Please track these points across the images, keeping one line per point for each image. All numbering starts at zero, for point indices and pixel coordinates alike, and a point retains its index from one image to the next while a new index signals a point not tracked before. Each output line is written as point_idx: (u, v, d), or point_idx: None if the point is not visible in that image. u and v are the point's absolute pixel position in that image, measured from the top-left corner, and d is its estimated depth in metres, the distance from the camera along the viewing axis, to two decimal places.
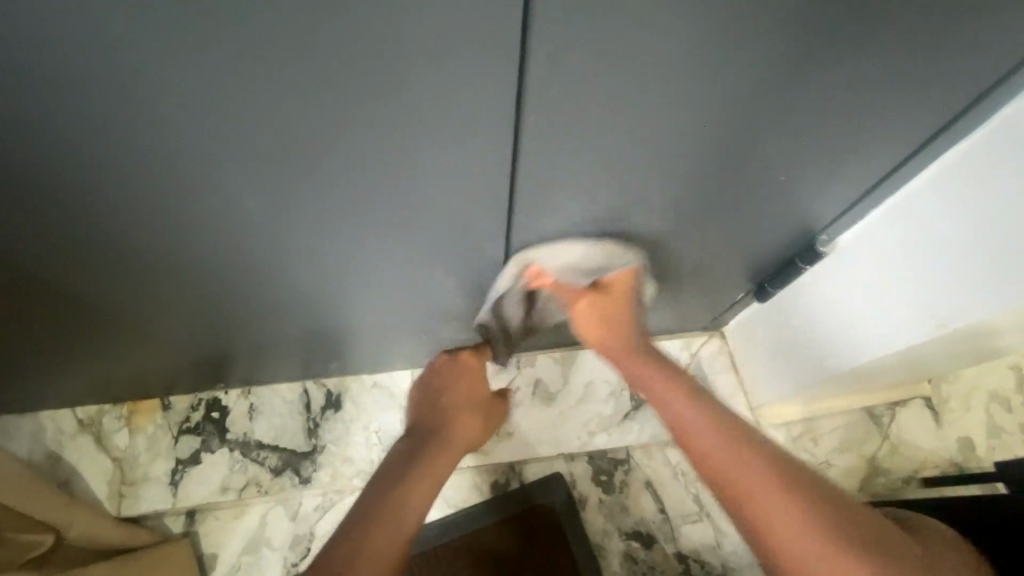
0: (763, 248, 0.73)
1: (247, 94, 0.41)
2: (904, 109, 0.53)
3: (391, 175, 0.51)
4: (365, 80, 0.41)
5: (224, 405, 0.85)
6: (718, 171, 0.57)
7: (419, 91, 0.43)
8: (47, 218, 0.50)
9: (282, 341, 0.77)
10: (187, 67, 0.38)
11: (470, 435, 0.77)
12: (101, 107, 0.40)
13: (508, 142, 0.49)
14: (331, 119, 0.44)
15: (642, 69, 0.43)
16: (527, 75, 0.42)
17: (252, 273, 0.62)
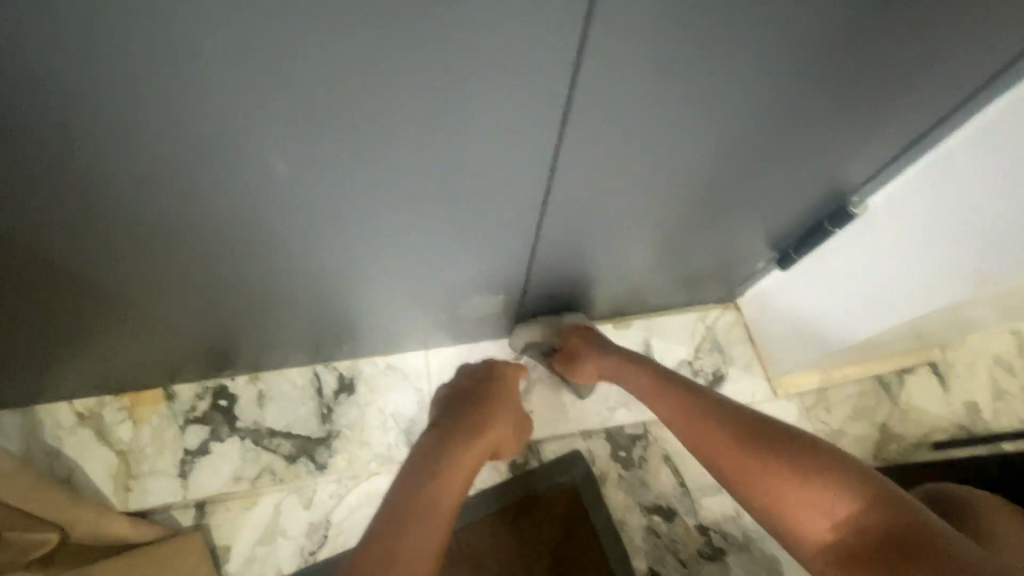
0: (789, 215, 0.72)
1: (281, 50, 0.37)
2: (961, 51, 0.50)
3: (427, 136, 0.47)
4: (412, 33, 0.38)
5: (232, 393, 0.81)
6: (764, 129, 0.55)
7: (471, 31, 0.39)
8: (44, 196, 0.45)
9: (294, 323, 0.74)
10: (220, 16, 0.35)
11: (502, 435, 0.76)
12: (117, 66, 0.36)
13: (557, 95, 0.46)
14: (370, 66, 0.40)
15: (702, 16, 0.41)
16: (590, 15, 0.39)
17: (267, 251, 0.59)
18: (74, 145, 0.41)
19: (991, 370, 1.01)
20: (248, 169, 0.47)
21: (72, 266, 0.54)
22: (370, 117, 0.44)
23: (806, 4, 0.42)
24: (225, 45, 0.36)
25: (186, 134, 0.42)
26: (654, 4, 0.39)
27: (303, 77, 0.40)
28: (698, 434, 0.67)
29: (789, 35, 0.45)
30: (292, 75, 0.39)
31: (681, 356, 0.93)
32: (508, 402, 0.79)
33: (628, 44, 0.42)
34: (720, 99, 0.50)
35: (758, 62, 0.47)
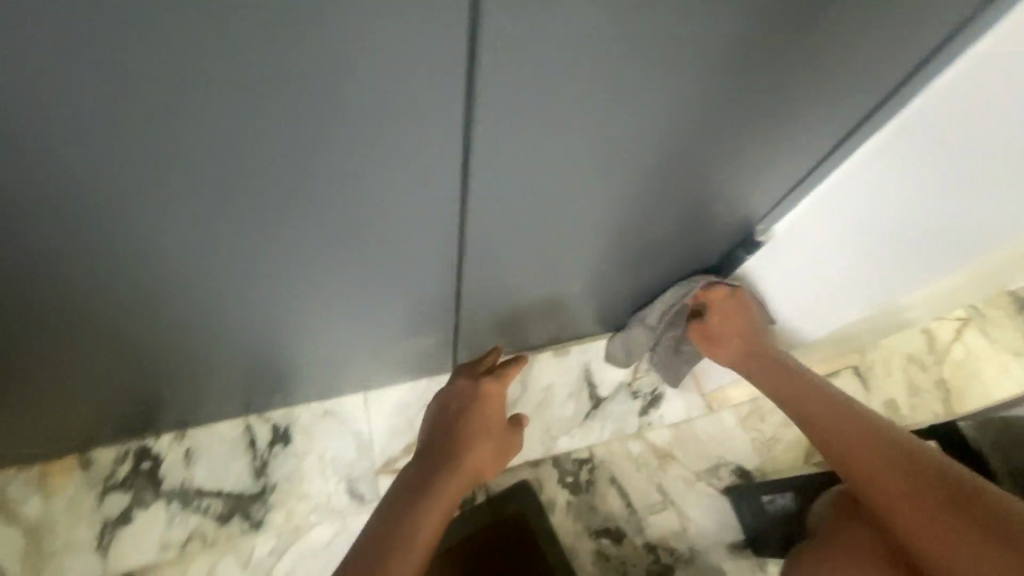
0: (705, 244, 0.75)
1: (152, 131, 0.36)
2: (839, 95, 0.54)
3: (329, 196, 0.46)
4: (294, 109, 0.37)
5: (155, 454, 0.77)
6: (667, 169, 0.57)
7: (355, 100, 0.38)
8: None
9: (217, 378, 0.70)
10: (79, 104, 0.33)
11: (482, 461, 0.75)
12: None
13: (456, 155, 0.45)
14: (252, 134, 0.38)
15: (586, 86, 0.42)
16: (473, 85, 0.39)
17: (177, 312, 0.56)
18: None
19: (906, 368, 1.09)
20: (135, 237, 0.44)
21: None
22: (261, 180, 0.43)
23: (688, 64, 0.44)
24: (82, 123, 0.34)
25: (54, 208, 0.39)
26: (539, 70, 0.40)
27: (178, 148, 0.38)
28: (832, 430, 0.69)
29: (676, 90, 0.46)
30: (165, 146, 0.37)
31: (619, 378, 0.95)
32: (493, 427, 0.77)
33: (519, 107, 0.42)
34: (620, 149, 0.51)
35: (651, 115, 0.48)
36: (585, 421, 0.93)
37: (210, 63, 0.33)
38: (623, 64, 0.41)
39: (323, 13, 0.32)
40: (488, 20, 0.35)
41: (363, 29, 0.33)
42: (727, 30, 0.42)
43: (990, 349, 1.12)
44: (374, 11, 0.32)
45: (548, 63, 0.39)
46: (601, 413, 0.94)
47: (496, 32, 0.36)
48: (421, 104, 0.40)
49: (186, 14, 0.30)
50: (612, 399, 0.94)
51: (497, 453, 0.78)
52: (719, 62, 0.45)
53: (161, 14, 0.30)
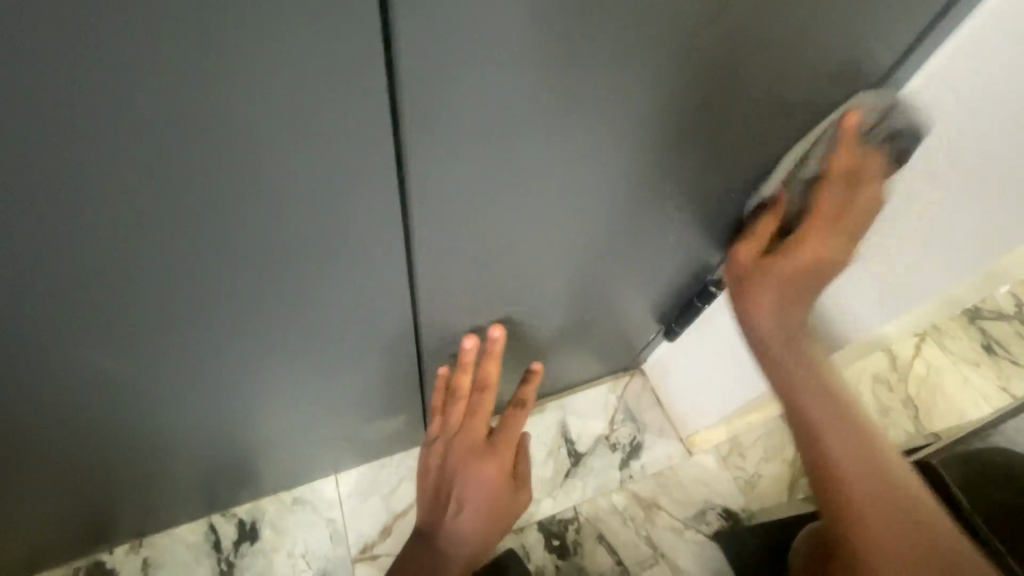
0: (663, 298, 0.76)
1: (81, 260, 0.35)
2: (768, 164, 0.55)
3: (277, 288, 0.46)
4: (227, 227, 0.37)
5: (111, 567, 0.72)
6: (615, 241, 0.58)
7: (285, 211, 0.38)
8: None
9: (172, 482, 0.67)
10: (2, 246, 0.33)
11: (482, 532, 0.73)
12: None
13: (400, 247, 0.46)
14: (183, 243, 0.37)
15: (520, 179, 0.43)
16: (407, 190, 0.40)
17: (119, 422, 0.53)
18: None
19: (873, 390, 1.12)
20: (65, 347, 0.42)
21: None
22: (201, 282, 0.42)
23: (617, 151, 0.45)
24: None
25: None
26: (469, 167, 0.40)
27: (101, 263, 0.36)
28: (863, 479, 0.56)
29: (609, 174, 0.47)
30: (95, 272, 0.37)
31: (597, 431, 0.94)
32: (490, 499, 0.74)
33: (456, 200, 0.42)
34: (564, 225, 0.52)
35: (590, 195, 0.49)
36: (567, 479, 0.91)
37: (129, 195, 0.32)
38: (552, 153, 0.42)
39: (243, 144, 0.32)
40: (411, 135, 0.35)
41: (284, 147, 0.33)
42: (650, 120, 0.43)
43: (948, 362, 1.16)
44: (294, 138, 0.33)
45: (478, 159, 0.40)
46: (581, 470, 0.92)
47: (423, 144, 0.36)
48: (356, 204, 0.39)
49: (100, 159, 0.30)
50: (591, 454, 0.93)
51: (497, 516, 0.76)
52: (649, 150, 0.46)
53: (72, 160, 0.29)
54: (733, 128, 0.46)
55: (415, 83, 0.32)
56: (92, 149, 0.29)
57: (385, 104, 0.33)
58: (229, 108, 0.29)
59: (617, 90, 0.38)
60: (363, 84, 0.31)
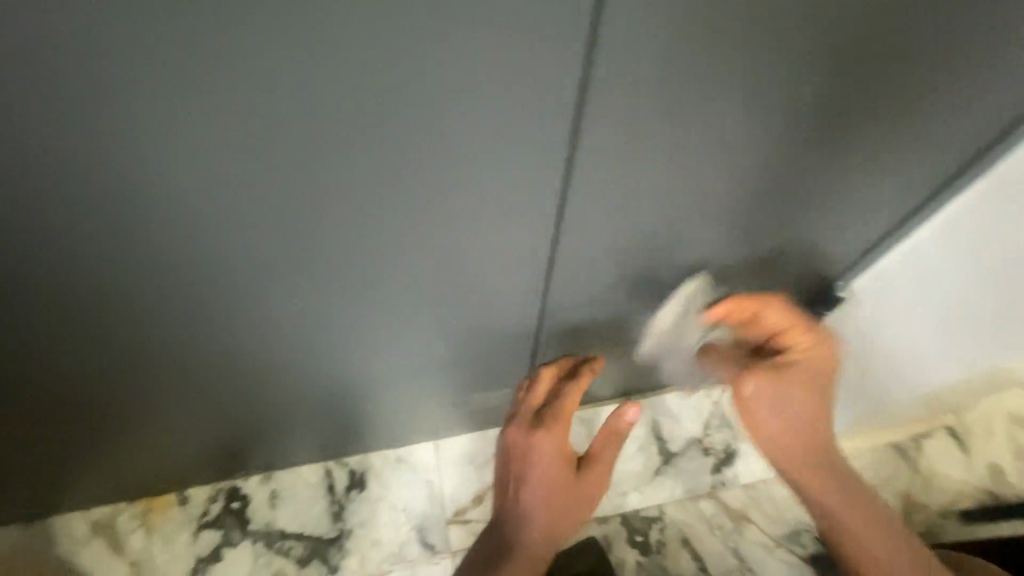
0: (780, 298, 0.74)
1: (303, 194, 0.42)
2: (917, 150, 0.54)
3: (421, 256, 0.51)
4: (417, 174, 0.43)
5: (245, 494, 0.81)
6: (743, 226, 0.58)
7: (466, 163, 0.43)
8: (89, 324, 0.49)
9: (305, 424, 0.75)
10: (255, 173, 0.40)
11: (555, 512, 0.72)
12: (165, 218, 0.41)
13: (548, 212, 0.49)
14: (358, 203, 0.44)
15: (671, 144, 0.46)
16: (573, 148, 0.44)
17: (278, 362, 0.61)
18: (122, 281, 0.45)
19: (1015, 434, 0.98)
20: (250, 292, 0.50)
21: (103, 381, 0.56)
22: (376, 234, 0.47)
23: (740, 131, 0.47)
24: (222, 198, 0.41)
25: (187, 269, 0.46)
26: (630, 128, 0.44)
27: (295, 214, 0.44)
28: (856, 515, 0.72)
29: (754, 145, 0.49)
30: (307, 209, 0.43)
31: (690, 434, 0.93)
32: (557, 477, 0.72)
33: (586, 174, 0.47)
34: (684, 210, 0.54)
35: (710, 177, 0.51)
36: (656, 476, 0.90)
37: (356, 132, 0.39)
38: (706, 119, 0.45)
39: (455, 89, 0.38)
40: (591, 88, 0.40)
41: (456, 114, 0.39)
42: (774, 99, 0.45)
43: None
44: (495, 86, 0.38)
45: (611, 134, 0.44)
46: (671, 470, 0.91)
47: (598, 99, 0.41)
48: (514, 162, 0.44)
49: (349, 95, 0.36)
50: (682, 455, 0.92)
51: (570, 498, 0.74)
52: (770, 129, 0.48)
53: (333, 96, 0.36)
54: (852, 109, 0.48)
55: (609, 36, 0.37)
56: (317, 107, 0.37)
57: (576, 56, 0.38)
58: (457, 51, 0.36)
59: (743, 68, 0.42)
60: (565, 35, 0.36)
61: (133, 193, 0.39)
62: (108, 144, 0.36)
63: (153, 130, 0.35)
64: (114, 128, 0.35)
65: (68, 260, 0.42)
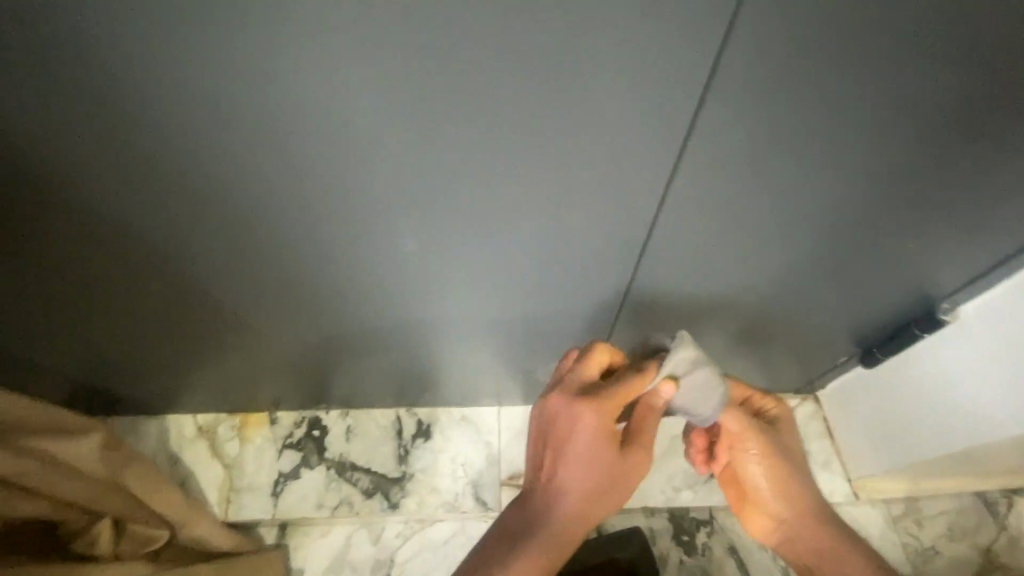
0: (875, 317, 0.71)
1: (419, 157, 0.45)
2: None
3: (522, 232, 0.54)
4: (529, 148, 0.44)
5: (325, 425, 0.90)
6: (849, 236, 0.56)
7: (579, 143, 0.44)
8: (220, 253, 0.55)
9: (385, 371, 0.81)
10: (381, 134, 0.42)
11: (593, 495, 0.61)
12: (298, 166, 0.45)
13: (650, 198, 0.50)
14: (472, 175, 0.46)
15: (790, 144, 0.44)
16: (687, 137, 0.44)
17: (374, 307, 0.66)
18: (252, 220, 0.51)
19: None
20: (365, 247, 0.55)
21: (226, 302, 0.64)
22: (482, 201, 0.49)
23: (866, 152, 0.46)
24: (350, 152, 0.44)
25: (311, 214, 0.50)
26: (751, 124, 0.42)
27: (418, 187, 0.47)
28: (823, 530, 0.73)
29: (882, 154, 0.46)
30: (422, 171, 0.46)
31: None
32: (602, 456, 0.61)
33: (695, 176, 0.47)
34: (788, 218, 0.53)
35: (823, 192, 0.50)
36: (711, 479, 0.89)
37: (477, 103, 0.40)
38: (834, 121, 0.43)
39: (581, 69, 0.38)
40: (718, 79, 0.39)
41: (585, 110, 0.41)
42: (909, 123, 0.43)
43: None
44: (621, 69, 0.38)
45: (729, 131, 0.43)
46: None
47: (724, 90, 0.40)
48: (626, 146, 0.44)
49: (478, 66, 0.38)
50: None
51: (608, 484, 0.61)
52: (898, 152, 0.46)
53: (463, 66, 0.37)
54: (1001, 123, 0.44)
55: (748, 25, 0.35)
56: (446, 74, 0.38)
57: (710, 43, 0.37)
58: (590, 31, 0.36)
59: (885, 76, 0.39)
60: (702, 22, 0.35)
61: (274, 140, 0.42)
62: (257, 96, 0.39)
63: (314, 101, 0.39)
64: (264, 81, 0.38)
65: (222, 202, 0.48)
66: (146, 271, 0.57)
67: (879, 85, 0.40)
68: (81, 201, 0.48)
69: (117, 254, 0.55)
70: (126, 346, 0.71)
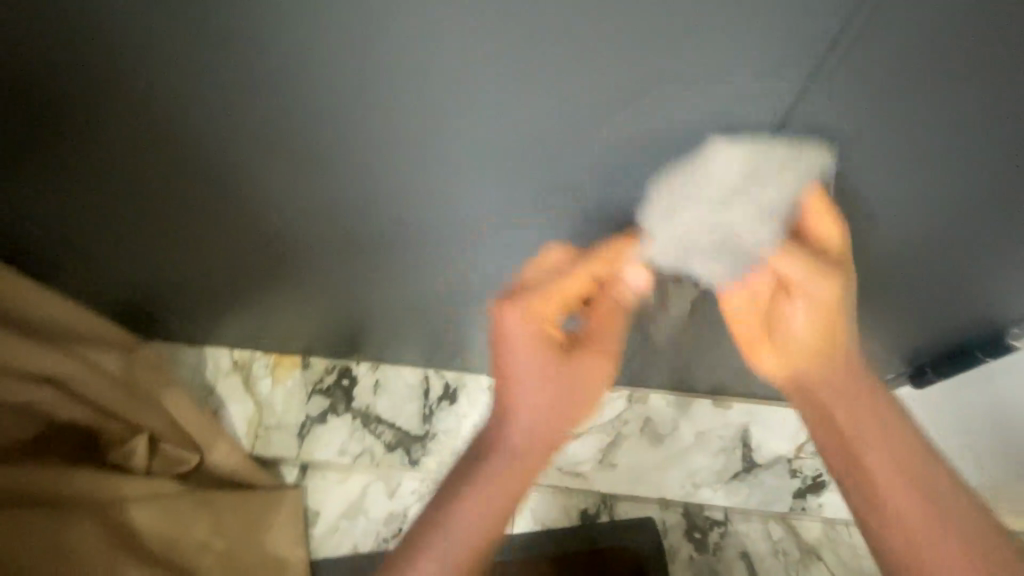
0: (935, 336, 0.68)
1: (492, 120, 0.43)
2: None
3: (580, 215, 0.53)
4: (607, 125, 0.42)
5: (354, 375, 0.91)
6: (927, 245, 0.53)
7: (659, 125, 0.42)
8: (278, 193, 0.55)
9: (419, 330, 0.81)
10: (456, 89, 0.41)
11: (552, 413, 0.61)
12: (367, 116, 0.44)
13: (722, 191, 0.47)
14: (542, 143, 0.45)
15: (889, 143, 0.42)
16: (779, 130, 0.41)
17: (419, 266, 0.65)
18: (315, 162, 0.50)
19: None
20: (424, 207, 0.54)
21: (277, 242, 0.64)
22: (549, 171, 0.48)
23: (963, 161, 0.43)
24: (422, 106, 0.43)
25: (374, 164, 0.49)
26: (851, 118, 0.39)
27: (490, 154, 0.46)
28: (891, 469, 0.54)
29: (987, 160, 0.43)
30: (493, 134, 0.45)
31: (782, 452, 0.89)
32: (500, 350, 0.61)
33: (780, 179, 0.45)
34: (865, 222, 0.51)
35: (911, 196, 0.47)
36: (733, 480, 0.88)
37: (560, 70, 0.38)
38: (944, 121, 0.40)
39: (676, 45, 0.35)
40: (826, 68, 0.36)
41: (678, 97, 0.39)
42: (1021, 140, 0.41)
43: None
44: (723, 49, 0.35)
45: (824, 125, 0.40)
46: (751, 479, 0.88)
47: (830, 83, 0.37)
48: (708, 134, 0.42)
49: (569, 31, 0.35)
50: (766, 469, 0.88)
51: (552, 399, 0.61)
52: (1000, 167, 0.43)
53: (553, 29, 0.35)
54: None
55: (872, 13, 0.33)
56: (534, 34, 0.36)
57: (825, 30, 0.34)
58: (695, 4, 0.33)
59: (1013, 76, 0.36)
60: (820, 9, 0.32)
61: (346, 85, 0.41)
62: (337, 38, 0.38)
63: (401, 56, 0.38)
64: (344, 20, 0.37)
65: (292, 146, 0.48)
66: (206, 203, 0.58)
67: (997, 97, 0.37)
68: (155, 129, 0.48)
69: (182, 184, 0.55)
70: (178, 272, 0.73)
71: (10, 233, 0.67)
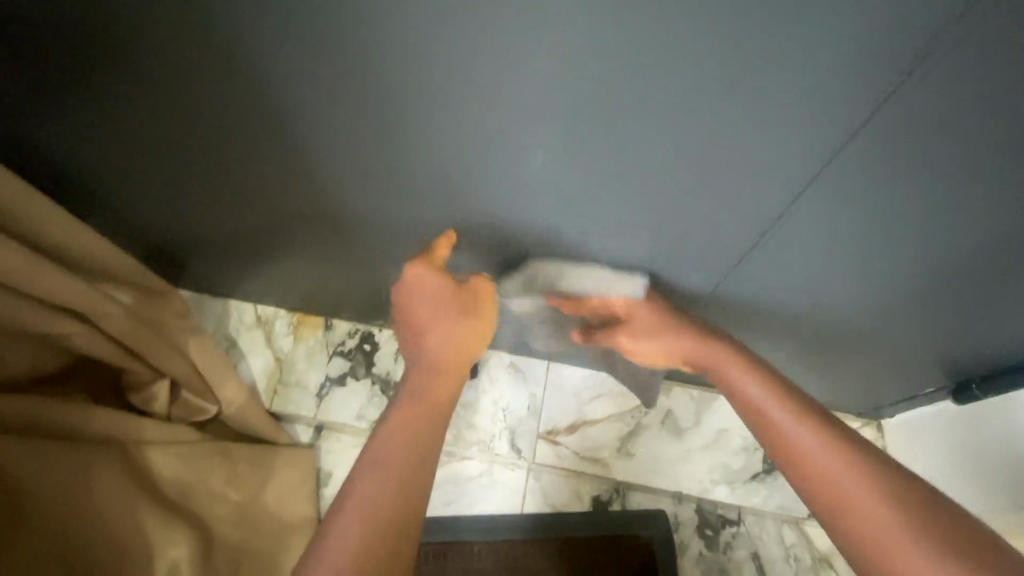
0: (982, 350, 0.66)
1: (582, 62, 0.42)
2: None
3: (648, 174, 0.52)
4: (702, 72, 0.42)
5: (376, 341, 0.91)
6: (995, 250, 0.52)
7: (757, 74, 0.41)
8: (336, 133, 0.54)
9: None
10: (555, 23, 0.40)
11: (434, 344, 0.66)
12: (454, 48, 0.43)
13: (805, 154, 0.47)
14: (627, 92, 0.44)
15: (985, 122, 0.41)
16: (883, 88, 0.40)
17: (463, 231, 0.64)
18: (385, 101, 0.49)
19: None
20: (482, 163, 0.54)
21: (321, 192, 0.63)
22: (628, 126, 0.47)
23: None
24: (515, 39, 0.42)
25: (444, 108, 0.49)
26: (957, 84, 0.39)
27: (564, 112, 0.47)
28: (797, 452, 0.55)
29: None
30: (578, 79, 0.44)
31: None
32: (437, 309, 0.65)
33: (852, 151, 0.46)
34: (936, 217, 0.50)
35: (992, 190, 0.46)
36: (751, 480, 0.87)
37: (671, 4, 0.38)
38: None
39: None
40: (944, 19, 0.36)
41: (769, 62, 0.40)
42: None
43: None
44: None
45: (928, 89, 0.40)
46: (770, 481, 0.87)
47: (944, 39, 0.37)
48: (806, 86, 0.41)
49: None
50: None
51: (438, 333, 0.66)
52: None
53: None
54: None
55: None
56: None
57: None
58: None
59: None
60: None
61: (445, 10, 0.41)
62: None
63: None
64: None
65: (367, 91, 0.48)
66: (256, 143, 0.57)
67: None
68: (227, 63, 0.48)
69: (237, 125, 0.55)
70: (212, 221, 0.72)
71: (45, 167, 0.65)
